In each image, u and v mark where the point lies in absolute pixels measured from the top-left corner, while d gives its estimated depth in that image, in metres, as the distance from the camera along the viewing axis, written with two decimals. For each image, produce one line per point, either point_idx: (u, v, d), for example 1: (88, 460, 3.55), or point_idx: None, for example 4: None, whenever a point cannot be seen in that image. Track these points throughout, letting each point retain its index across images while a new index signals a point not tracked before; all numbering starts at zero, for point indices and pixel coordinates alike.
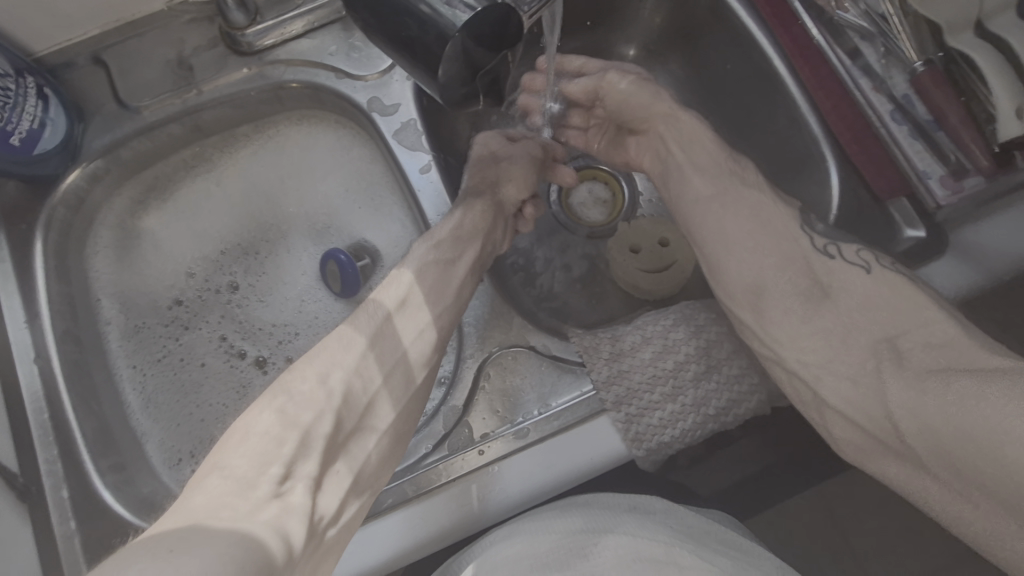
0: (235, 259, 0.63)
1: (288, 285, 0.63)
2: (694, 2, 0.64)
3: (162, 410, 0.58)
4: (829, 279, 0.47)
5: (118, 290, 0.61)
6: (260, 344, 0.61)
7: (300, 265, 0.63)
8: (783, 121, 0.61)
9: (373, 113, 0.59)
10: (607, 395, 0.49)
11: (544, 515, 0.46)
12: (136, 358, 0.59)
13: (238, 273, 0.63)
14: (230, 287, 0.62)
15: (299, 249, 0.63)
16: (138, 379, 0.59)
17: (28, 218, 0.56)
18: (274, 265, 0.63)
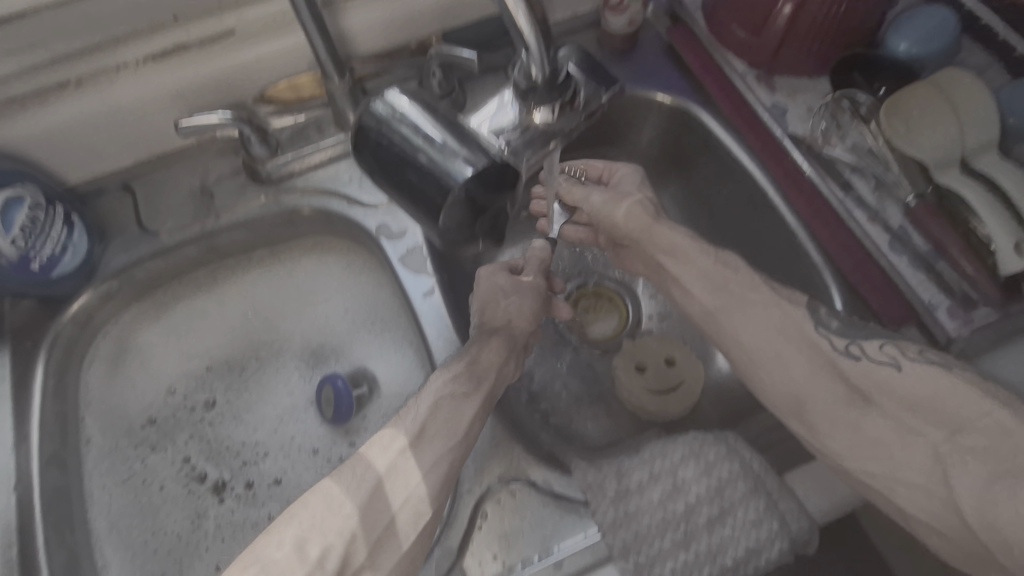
0: (219, 376, 0.63)
1: (267, 405, 0.62)
2: (687, 135, 0.68)
3: (120, 537, 0.55)
4: (854, 403, 0.47)
5: (103, 404, 0.59)
6: (225, 467, 0.59)
7: (282, 385, 0.63)
8: (782, 246, 0.61)
9: (381, 238, 0.61)
10: (614, 541, 0.46)
11: None
12: (105, 476, 0.57)
13: (218, 390, 0.62)
14: (208, 404, 0.62)
15: (284, 369, 0.63)
16: (104, 500, 0.56)
17: (34, 336, 0.56)
18: (255, 384, 0.63)
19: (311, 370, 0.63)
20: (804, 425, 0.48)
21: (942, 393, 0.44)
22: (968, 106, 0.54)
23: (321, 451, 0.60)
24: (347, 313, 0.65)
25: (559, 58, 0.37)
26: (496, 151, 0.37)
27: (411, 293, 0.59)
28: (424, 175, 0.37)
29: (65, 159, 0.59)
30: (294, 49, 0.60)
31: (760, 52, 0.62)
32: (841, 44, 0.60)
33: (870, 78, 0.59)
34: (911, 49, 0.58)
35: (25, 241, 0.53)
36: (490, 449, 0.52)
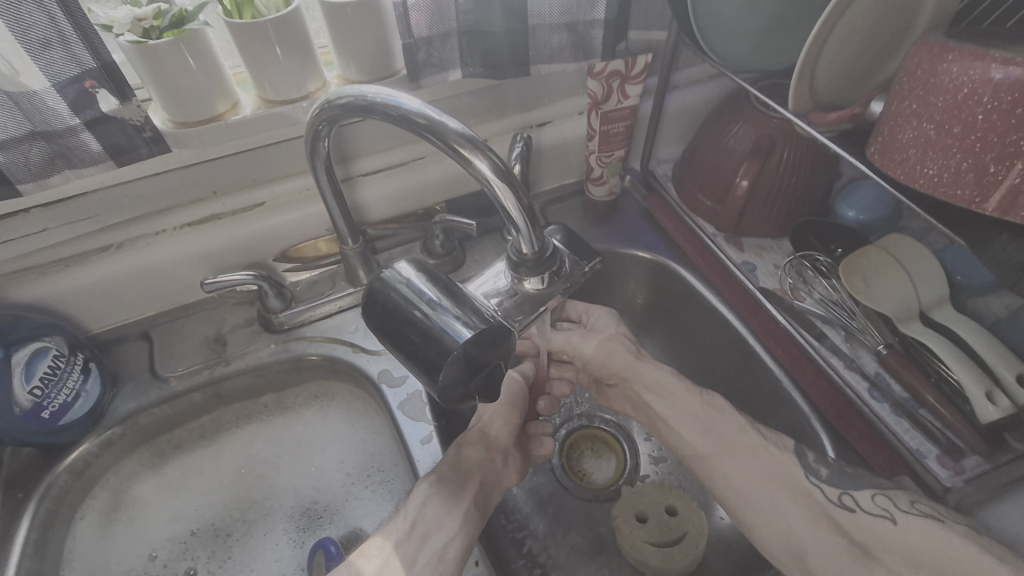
0: (204, 542, 0.60)
1: (251, 574, 0.58)
2: (669, 286, 0.74)
3: None
4: (858, 553, 0.46)
5: (77, 572, 0.57)
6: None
7: (269, 552, 0.60)
8: (768, 391, 0.64)
9: (382, 384, 0.64)
10: None
11: None
12: None
13: (201, 559, 0.59)
14: (189, 573, 0.58)
15: (273, 533, 0.61)
16: None
17: (27, 485, 0.56)
18: (242, 550, 0.60)
19: (302, 535, 0.61)
20: (812, 561, 0.47)
21: (941, 543, 0.43)
22: (916, 266, 0.61)
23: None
24: (345, 468, 0.65)
25: (546, 236, 0.43)
26: (490, 314, 0.42)
27: (408, 439, 0.59)
28: (424, 334, 0.41)
29: (92, 311, 0.64)
30: (316, 214, 0.67)
31: (725, 216, 0.70)
32: (795, 211, 0.68)
33: (825, 241, 0.66)
34: (859, 216, 0.66)
35: (41, 391, 0.55)
36: None
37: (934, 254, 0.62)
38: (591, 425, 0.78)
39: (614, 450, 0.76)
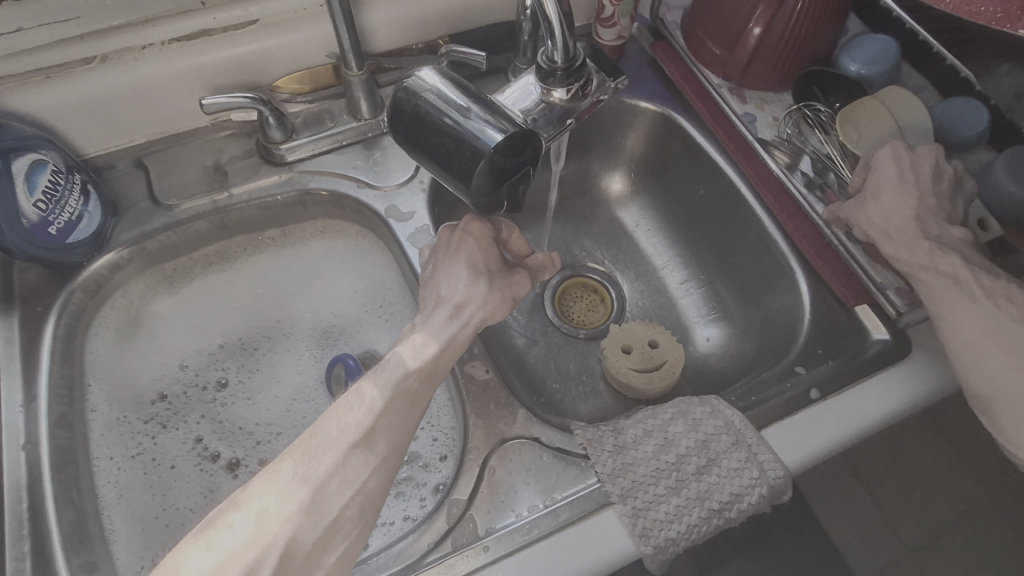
0: (230, 355, 0.63)
1: (279, 383, 0.62)
2: (670, 139, 0.75)
3: (130, 511, 0.54)
4: None
5: (106, 379, 0.59)
6: (239, 444, 0.59)
7: (294, 365, 0.64)
8: (755, 241, 0.69)
9: (390, 219, 0.65)
10: (612, 488, 0.50)
11: None
12: (115, 451, 0.56)
13: (229, 370, 0.63)
14: (217, 383, 0.62)
15: (296, 352, 0.64)
16: (110, 475, 0.55)
17: (43, 301, 0.57)
18: (269, 364, 0.63)
19: (324, 353, 0.64)
20: None
21: None
22: (908, 118, 0.63)
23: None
24: (358, 296, 0.67)
25: (576, 47, 0.43)
26: (520, 121, 0.42)
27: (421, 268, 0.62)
28: (460, 141, 0.41)
29: (82, 131, 0.61)
30: (313, 37, 0.64)
31: (733, 66, 0.70)
32: (801, 63, 0.68)
33: (826, 92, 0.68)
34: (861, 70, 0.67)
35: (45, 206, 0.54)
36: (494, 407, 0.55)
37: (926, 108, 0.65)
38: (581, 273, 0.82)
39: (602, 296, 0.81)
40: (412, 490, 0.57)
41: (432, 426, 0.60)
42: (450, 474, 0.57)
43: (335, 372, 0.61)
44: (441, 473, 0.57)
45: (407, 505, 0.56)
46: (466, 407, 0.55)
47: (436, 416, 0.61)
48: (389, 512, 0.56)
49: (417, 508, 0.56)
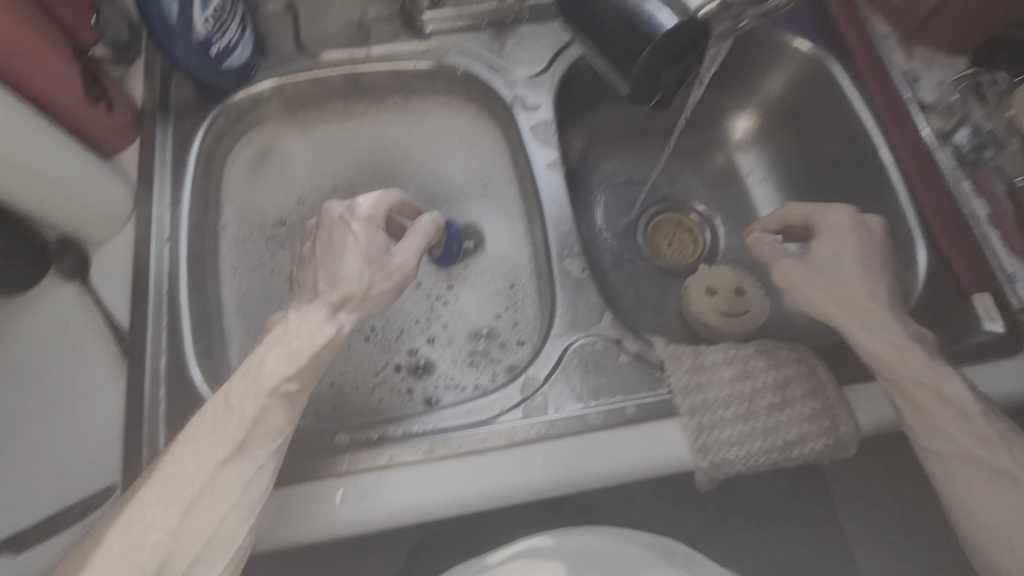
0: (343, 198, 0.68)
1: None
2: (813, 86, 0.71)
3: (248, 315, 0.62)
4: None
5: (241, 202, 0.65)
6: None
7: None
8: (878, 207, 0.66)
9: (515, 107, 0.65)
10: (683, 401, 0.52)
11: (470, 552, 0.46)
12: (239, 263, 0.63)
13: None
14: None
15: None
16: (235, 281, 0.62)
17: (193, 118, 0.62)
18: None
19: None
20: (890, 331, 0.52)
21: None
22: None
23: (424, 284, 0.64)
24: (467, 173, 0.69)
25: None
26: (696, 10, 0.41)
27: (537, 160, 0.62)
28: (631, 24, 0.41)
29: None
30: None
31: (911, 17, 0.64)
32: (992, 24, 0.61)
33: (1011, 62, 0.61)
34: None
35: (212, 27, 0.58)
36: (583, 304, 0.56)
37: None
38: (678, 210, 0.81)
39: (694, 237, 0.80)
40: (487, 363, 0.61)
41: (514, 310, 0.63)
42: (525, 358, 0.60)
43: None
44: (516, 354, 0.61)
45: (479, 376, 0.60)
46: (557, 296, 0.57)
47: (521, 302, 0.63)
48: (461, 377, 0.60)
49: (489, 379, 0.60)
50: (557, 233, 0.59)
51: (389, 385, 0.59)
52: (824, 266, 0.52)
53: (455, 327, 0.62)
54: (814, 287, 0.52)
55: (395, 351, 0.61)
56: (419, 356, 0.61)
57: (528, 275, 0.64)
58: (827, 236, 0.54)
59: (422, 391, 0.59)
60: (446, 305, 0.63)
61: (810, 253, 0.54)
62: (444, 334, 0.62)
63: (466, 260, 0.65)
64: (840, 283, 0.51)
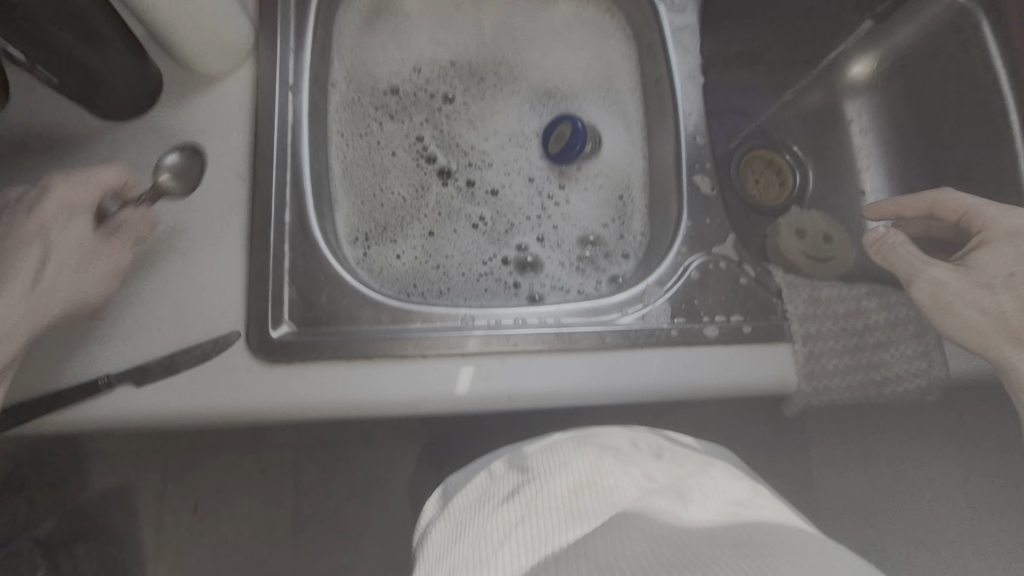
0: (460, 77, 0.66)
1: (497, 120, 0.66)
2: (946, 34, 0.68)
3: (353, 182, 0.60)
4: None
5: (350, 62, 0.61)
6: (454, 157, 0.65)
7: (515, 110, 0.67)
8: (991, 172, 0.65)
9: (662, 5, 0.60)
10: (798, 328, 0.53)
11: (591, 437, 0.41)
12: (346, 127, 0.60)
13: (456, 89, 0.66)
14: (444, 97, 0.65)
15: (519, 98, 0.67)
16: (342, 146, 0.60)
17: None
18: (493, 98, 0.66)
19: (543, 108, 0.67)
20: None
21: None
22: None
23: (537, 181, 0.65)
24: (590, 72, 0.67)
25: None
26: None
27: (677, 67, 0.59)
28: None
29: None
30: None
31: None
32: None
33: None
34: None
35: None
36: (709, 223, 0.56)
37: None
38: (774, 149, 0.80)
39: (785, 178, 0.80)
40: (591, 270, 0.62)
41: (623, 221, 0.64)
42: (631, 271, 0.62)
43: (560, 129, 0.65)
44: (620, 266, 0.62)
45: (584, 281, 0.61)
46: (683, 210, 0.57)
47: (631, 215, 0.64)
48: (565, 280, 0.61)
49: (592, 286, 0.62)
50: (689, 147, 0.58)
51: (495, 274, 0.61)
52: (992, 284, 0.49)
53: (567, 230, 0.64)
54: (973, 306, 0.49)
55: (504, 246, 0.63)
56: (528, 253, 0.62)
57: (640, 188, 0.64)
58: (1001, 250, 0.50)
59: (524, 285, 0.61)
60: (556, 205, 0.65)
61: (976, 263, 0.51)
62: (551, 234, 0.64)
63: (582, 163, 0.65)
64: (1011, 305, 0.48)
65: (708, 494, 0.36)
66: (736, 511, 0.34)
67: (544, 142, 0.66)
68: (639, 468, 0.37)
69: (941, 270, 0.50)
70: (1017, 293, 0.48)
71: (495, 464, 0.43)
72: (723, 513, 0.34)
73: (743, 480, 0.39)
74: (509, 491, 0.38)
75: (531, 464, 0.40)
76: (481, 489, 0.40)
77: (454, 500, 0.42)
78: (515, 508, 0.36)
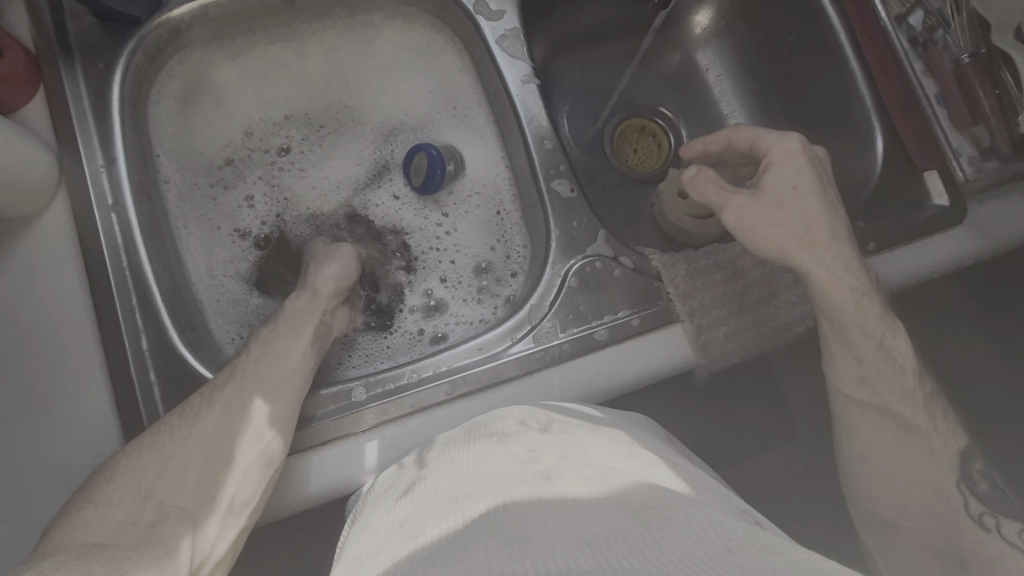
0: (296, 127, 0.65)
1: (338, 161, 0.65)
2: None
3: (193, 254, 0.58)
4: None
5: (176, 143, 0.59)
6: (301, 210, 0.64)
7: (357, 149, 0.66)
8: (837, 96, 0.68)
9: (479, 17, 0.59)
10: (682, 306, 0.54)
11: (494, 417, 0.45)
12: (179, 202, 0.59)
13: (293, 140, 0.64)
14: (280, 152, 0.64)
15: (360, 136, 0.66)
16: (180, 222, 0.58)
17: (106, 57, 0.52)
18: (335, 142, 0.65)
19: (388, 141, 0.66)
20: None
21: None
22: None
23: (397, 212, 0.65)
24: (431, 95, 0.66)
25: None
26: None
27: (511, 75, 0.59)
28: None
29: None
30: None
31: None
32: None
33: None
34: None
35: None
36: (578, 225, 0.57)
37: None
38: (643, 116, 0.79)
39: (659, 141, 0.79)
40: (487, 295, 0.61)
41: (506, 239, 0.63)
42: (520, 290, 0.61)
43: (417, 161, 0.63)
44: (513, 285, 0.61)
45: (484, 309, 0.61)
46: (550, 218, 0.57)
47: (512, 228, 0.64)
48: (469, 314, 0.61)
49: (491, 312, 0.61)
50: (541, 153, 0.58)
51: (403, 328, 0.60)
52: (782, 199, 0.50)
53: (461, 262, 0.63)
54: (772, 223, 0.50)
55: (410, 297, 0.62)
56: (432, 296, 0.62)
57: (513, 198, 0.64)
58: (782, 166, 0.52)
59: (431, 331, 0.60)
60: (447, 244, 0.64)
61: (765, 185, 0.51)
62: (449, 274, 0.63)
63: (450, 187, 0.65)
64: (801, 219, 0.50)
65: (578, 471, 0.37)
66: (603, 484, 0.36)
67: (405, 173, 0.65)
68: (521, 446, 0.39)
69: (742, 197, 0.51)
70: (802, 207, 0.50)
71: (407, 457, 0.45)
72: (583, 491, 0.35)
73: (625, 451, 0.40)
74: (404, 486, 0.40)
75: (432, 459, 0.42)
76: (390, 478, 0.43)
77: (371, 488, 0.45)
78: (402, 500, 0.38)
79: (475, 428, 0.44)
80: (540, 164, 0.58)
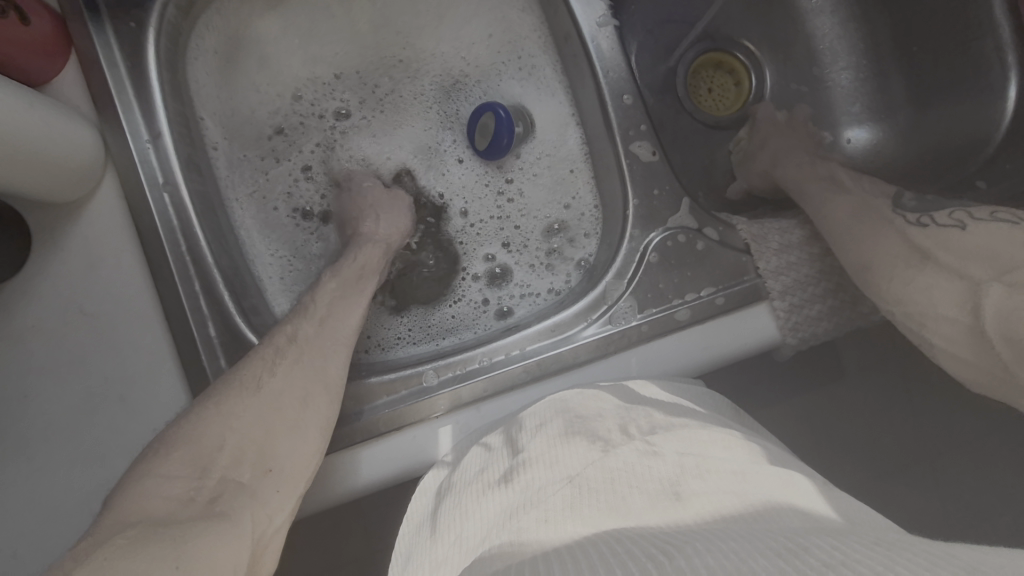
0: (349, 87, 0.59)
1: (397, 124, 0.59)
2: None
3: (257, 237, 0.56)
4: None
5: (220, 109, 0.54)
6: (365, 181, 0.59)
7: (415, 107, 0.60)
8: (964, 34, 0.57)
9: None
10: (774, 284, 0.49)
11: (588, 402, 0.38)
12: (237, 181, 0.56)
13: (348, 102, 0.59)
14: (340, 115, 0.59)
15: (419, 94, 0.60)
16: (238, 202, 0.55)
17: (136, 14, 0.47)
18: (393, 102, 0.59)
19: (449, 96, 0.60)
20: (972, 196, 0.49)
21: None
22: None
23: (469, 178, 0.59)
24: (492, 42, 0.59)
25: None
26: None
27: (583, 18, 0.52)
28: None
29: None
30: None
31: None
32: None
33: None
34: None
35: None
36: (658, 192, 0.52)
37: None
38: (722, 48, 0.69)
39: (738, 80, 0.70)
40: (559, 264, 0.57)
41: (573, 200, 0.58)
42: (593, 253, 0.56)
43: (483, 120, 0.57)
44: (583, 250, 0.57)
45: (553, 279, 0.57)
46: (628, 188, 0.52)
47: (580, 190, 0.58)
48: (537, 282, 0.57)
49: (561, 283, 0.56)
50: (619, 109, 0.52)
51: (466, 297, 0.57)
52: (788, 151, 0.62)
53: (529, 225, 0.58)
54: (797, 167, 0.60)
55: (471, 264, 0.58)
56: (496, 263, 0.58)
57: (584, 158, 0.58)
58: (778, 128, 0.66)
59: (497, 302, 0.56)
60: (512, 203, 0.59)
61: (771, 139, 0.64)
62: (512, 239, 0.58)
63: (516, 147, 0.59)
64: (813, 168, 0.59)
65: (705, 472, 0.30)
66: (741, 495, 0.28)
67: (468, 132, 0.59)
68: (632, 441, 0.32)
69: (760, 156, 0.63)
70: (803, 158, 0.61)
71: (492, 436, 0.40)
72: (715, 503, 0.28)
73: (745, 449, 0.33)
74: (495, 475, 0.34)
75: (521, 442, 0.36)
76: (475, 461, 0.38)
77: (450, 472, 0.40)
78: (496, 492, 0.33)
79: (561, 411, 0.38)
80: (618, 122, 0.53)
